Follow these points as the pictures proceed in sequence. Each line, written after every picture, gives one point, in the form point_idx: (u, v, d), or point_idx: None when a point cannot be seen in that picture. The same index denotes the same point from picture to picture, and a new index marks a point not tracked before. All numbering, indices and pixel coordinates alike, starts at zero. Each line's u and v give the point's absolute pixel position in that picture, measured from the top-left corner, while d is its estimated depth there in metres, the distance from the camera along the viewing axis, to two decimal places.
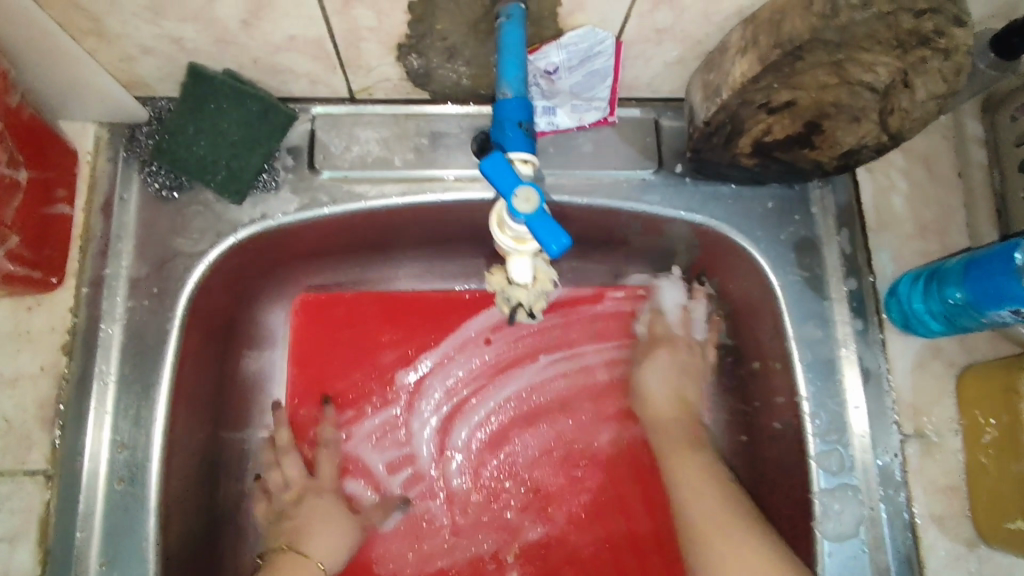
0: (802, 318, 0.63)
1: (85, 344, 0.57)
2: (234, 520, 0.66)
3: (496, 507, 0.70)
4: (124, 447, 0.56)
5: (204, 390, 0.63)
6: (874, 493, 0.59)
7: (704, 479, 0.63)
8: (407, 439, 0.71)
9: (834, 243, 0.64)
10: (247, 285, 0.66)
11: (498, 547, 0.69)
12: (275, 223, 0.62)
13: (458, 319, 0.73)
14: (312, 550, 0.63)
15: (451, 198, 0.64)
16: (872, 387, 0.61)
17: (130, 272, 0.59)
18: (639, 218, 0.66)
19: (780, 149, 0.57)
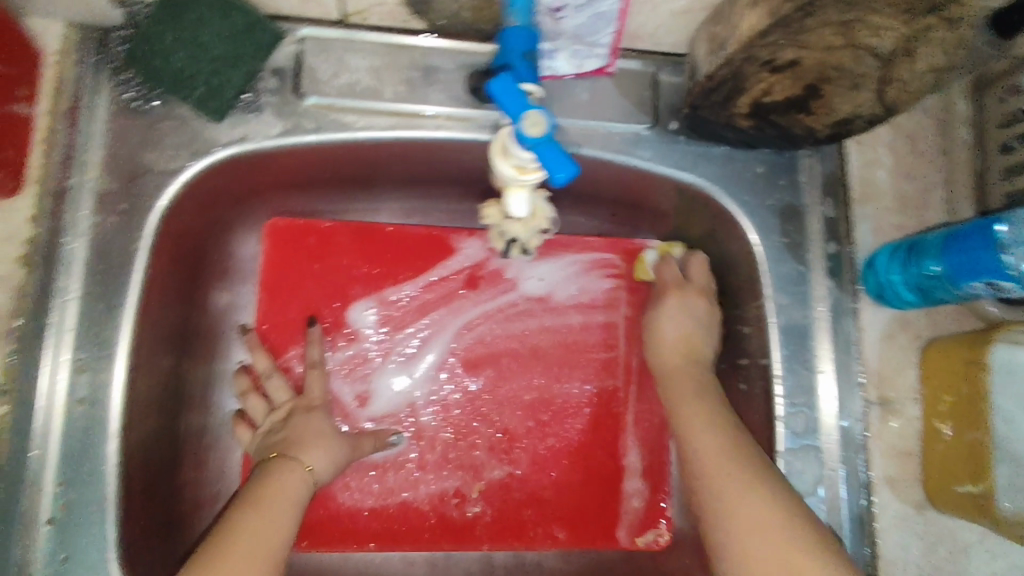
0: (781, 284, 0.63)
1: (45, 257, 0.53)
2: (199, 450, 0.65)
3: (464, 445, 0.69)
4: (85, 366, 0.53)
5: (173, 315, 0.61)
6: (835, 455, 0.61)
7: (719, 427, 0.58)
8: (381, 372, 0.69)
9: (817, 212, 0.65)
10: (221, 209, 0.64)
11: (463, 486, 0.68)
12: (254, 146, 0.59)
13: (436, 258, 0.71)
14: (307, 457, 0.59)
15: (442, 137, 0.62)
16: (842, 353, 0.62)
17: (97, 185, 0.55)
18: (630, 174, 0.65)
19: (778, 112, 0.58)
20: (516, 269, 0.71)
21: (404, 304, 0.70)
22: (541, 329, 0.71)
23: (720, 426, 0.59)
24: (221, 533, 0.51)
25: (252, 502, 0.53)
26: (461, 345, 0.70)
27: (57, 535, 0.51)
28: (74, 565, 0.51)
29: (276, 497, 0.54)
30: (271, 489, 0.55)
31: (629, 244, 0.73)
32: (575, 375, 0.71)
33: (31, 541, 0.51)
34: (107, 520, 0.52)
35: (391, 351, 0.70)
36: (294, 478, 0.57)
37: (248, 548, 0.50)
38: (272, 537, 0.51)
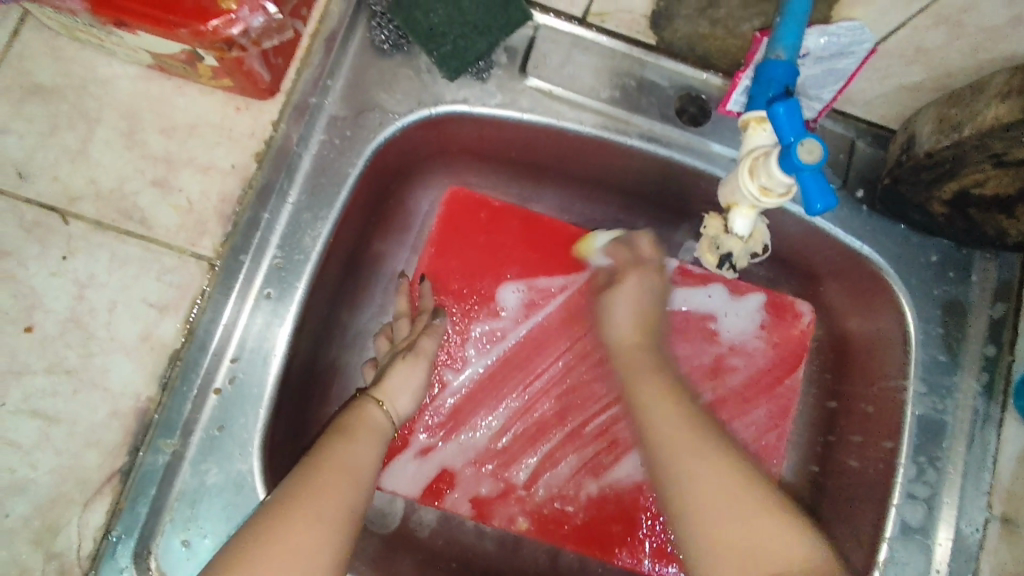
0: (929, 378, 0.63)
1: (275, 160, 0.59)
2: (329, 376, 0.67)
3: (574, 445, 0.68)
4: (282, 265, 0.58)
5: (349, 241, 0.65)
6: (943, 557, 0.60)
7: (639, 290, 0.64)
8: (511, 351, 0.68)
9: (982, 315, 0.64)
10: (415, 159, 0.68)
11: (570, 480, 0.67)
12: (472, 110, 0.63)
13: (588, 258, 0.69)
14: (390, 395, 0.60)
15: (639, 146, 0.65)
16: (976, 461, 0.62)
17: (333, 110, 0.61)
18: (800, 229, 0.66)
19: (979, 205, 0.57)
20: (661, 292, 0.69)
21: (547, 301, 0.69)
22: (673, 356, 0.68)
23: (651, 374, 0.60)
24: (316, 457, 0.53)
25: (339, 431, 0.56)
26: (591, 355, 0.69)
27: (221, 406, 0.55)
28: (226, 437, 0.54)
29: (361, 428, 0.57)
30: (355, 421, 0.57)
31: (778, 296, 0.70)
32: (698, 410, 0.68)
33: (199, 404, 0.55)
34: (260, 409, 0.55)
35: (520, 345, 0.68)
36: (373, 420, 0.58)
37: (341, 472, 0.52)
38: (359, 464, 0.54)
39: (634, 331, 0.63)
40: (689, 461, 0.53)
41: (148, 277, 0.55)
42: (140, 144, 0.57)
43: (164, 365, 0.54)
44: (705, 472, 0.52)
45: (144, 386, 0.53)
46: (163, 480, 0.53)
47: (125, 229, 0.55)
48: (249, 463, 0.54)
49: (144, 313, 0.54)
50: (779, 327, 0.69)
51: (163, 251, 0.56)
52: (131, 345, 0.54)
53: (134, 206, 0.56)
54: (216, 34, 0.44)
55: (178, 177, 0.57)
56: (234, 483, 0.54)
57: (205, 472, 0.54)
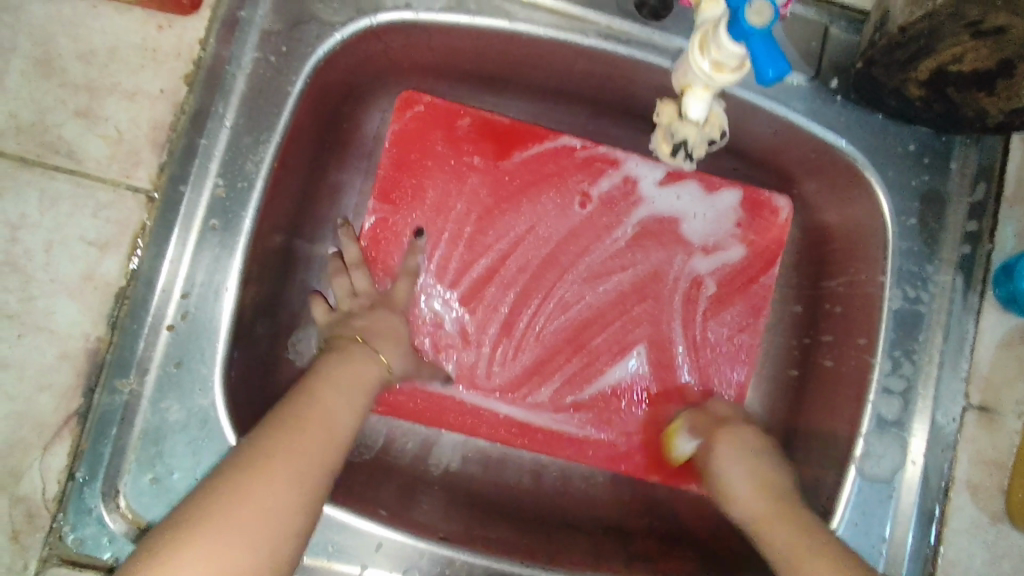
0: (905, 273, 0.61)
1: (206, 81, 0.55)
2: (294, 310, 0.65)
3: (557, 359, 0.68)
4: (225, 194, 0.54)
5: (299, 166, 0.61)
6: (919, 447, 0.60)
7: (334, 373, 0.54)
8: (483, 271, 0.68)
9: (962, 205, 0.62)
10: (364, 76, 0.64)
11: (535, 380, 0.68)
12: (416, 17, 0.59)
13: (557, 163, 0.67)
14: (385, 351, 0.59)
15: (601, 46, 0.60)
16: (953, 352, 0.61)
17: (264, 23, 0.56)
18: (770, 127, 0.63)
19: (958, 86, 0.55)
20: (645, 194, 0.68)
21: (513, 223, 0.67)
22: (650, 263, 0.68)
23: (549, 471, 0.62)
24: (286, 411, 0.49)
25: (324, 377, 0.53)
26: (557, 270, 0.68)
27: (177, 342, 0.53)
28: (184, 373, 0.53)
29: (350, 381, 0.54)
30: (346, 368, 0.54)
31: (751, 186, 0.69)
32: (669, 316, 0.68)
33: (152, 341, 0.52)
34: (216, 344, 0.53)
35: (486, 261, 0.67)
36: (367, 363, 0.56)
37: (319, 421, 0.49)
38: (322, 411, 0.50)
39: (352, 394, 0.53)
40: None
41: (84, 214, 0.52)
42: (57, 71, 0.53)
43: (111, 305, 0.52)
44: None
45: (93, 327, 0.52)
46: (124, 421, 0.52)
47: (52, 164, 0.52)
48: (210, 399, 0.53)
49: (84, 251, 0.52)
50: (755, 221, 0.68)
51: (97, 185, 0.53)
52: (74, 285, 0.52)
53: (59, 140, 0.53)
54: None
55: (103, 105, 0.53)
56: (198, 419, 0.52)
57: (166, 410, 0.52)
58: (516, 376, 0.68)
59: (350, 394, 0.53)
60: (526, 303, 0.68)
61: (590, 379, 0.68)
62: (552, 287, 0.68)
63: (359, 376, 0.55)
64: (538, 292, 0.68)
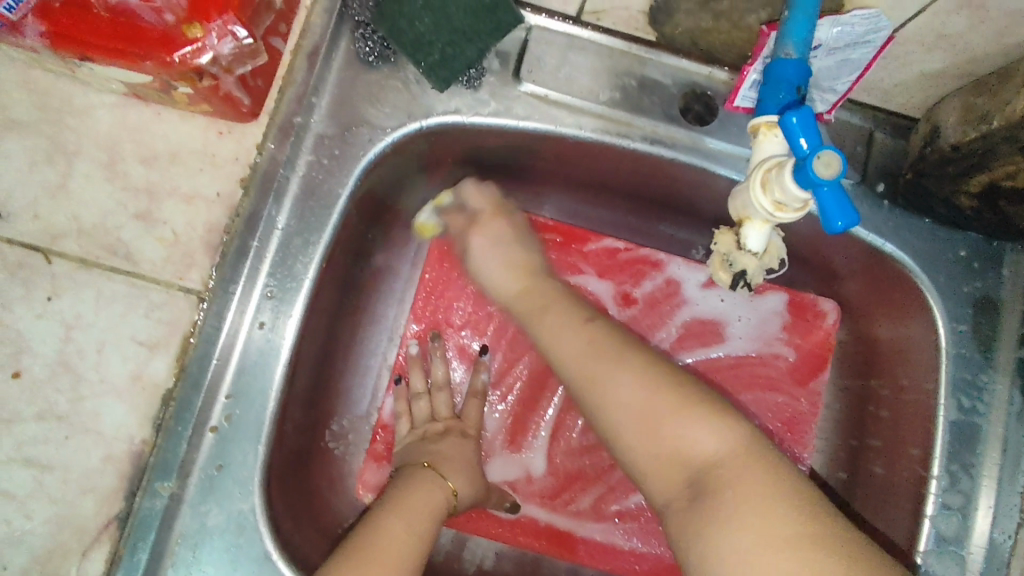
0: (962, 383, 0.59)
1: (261, 185, 0.56)
2: (334, 401, 0.65)
3: (601, 467, 0.67)
4: (274, 294, 0.55)
5: (344, 259, 0.62)
6: (980, 567, 0.57)
7: (403, 504, 0.54)
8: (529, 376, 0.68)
9: (1016, 312, 0.60)
10: (412, 172, 0.65)
11: (575, 487, 0.67)
12: (465, 120, 0.60)
13: (597, 265, 0.68)
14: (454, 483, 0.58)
15: (644, 150, 0.61)
16: (1013, 467, 0.58)
17: (319, 128, 0.58)
18: (817, 229, 0.62)
19: (1009, 199, 0.53)
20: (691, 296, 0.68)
21: None
22: (695, 367, 0.68)
23: (506, 247, 0.64)
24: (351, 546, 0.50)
25: (398, 506, 0.54)
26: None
27: (219, 444, 0.53)
28: (225, 477, 0.52)
29: (419, 509, 0.54)
30: (413, 498, 0.55)
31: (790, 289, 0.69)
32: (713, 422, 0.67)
33: (195, 444, 0.52)
34: (258, 445, 0.53)
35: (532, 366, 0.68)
36: (437, 491, 0.57)
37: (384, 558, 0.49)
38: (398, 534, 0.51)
39: (419, 528, 0.53)
40: (554, 335, 0.59)
41: (136, 314, 0.53)
42: (121, 175, 0.55)
43: (158, 407, 0.52)
44: (623, 416, 0.53)
45: (138, 429, 0.52)
46: (163, 526, 0.51)
47: (109, 265, 0.53)
48: (250, 502, 0.52)
49: (134, 352, 0.52)
50: (799, 326, 0.67)
51: (151, 286, 0.53)
52: (122, 387, 0.52)
53: (118, 241, 0.54)
54: (183, 63, 0.42)
55: (162, 209, 0.55)
56: (236, 524, 0.52)
57: (205, 514, 0.52)
58: (555, 483, 0.67)
59: (416, 527, 0.53)
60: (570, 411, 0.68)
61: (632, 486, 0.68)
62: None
63: (425, 504, 0.55)
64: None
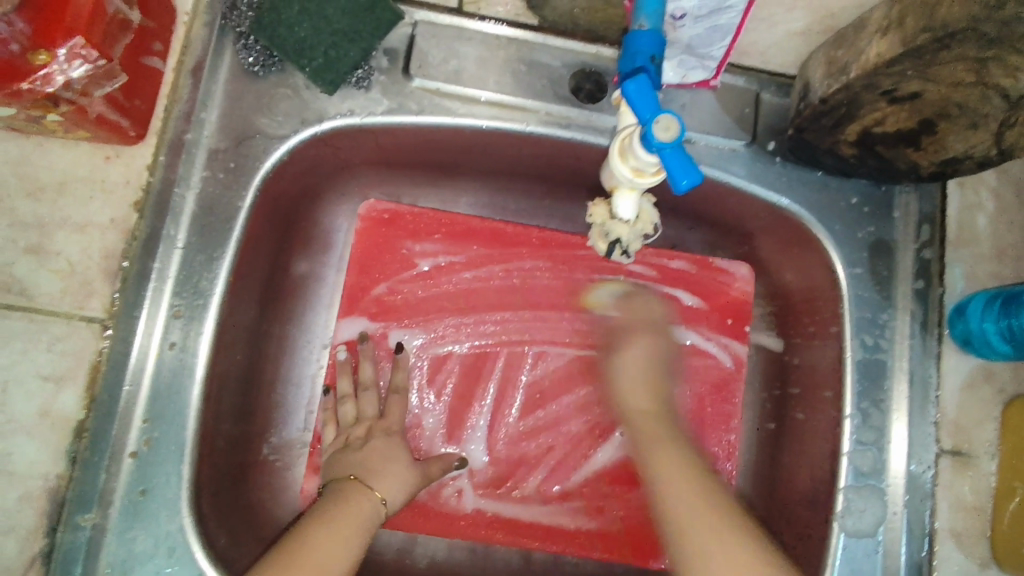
0: (863, 322, 0.62)
1: (156, 206, 0.56)
2: (264, 415, 0.65)
3: (544, 448, 0.68)
4: (182, 312, 0.55)
5: (259, 273, 0.62)
6: (898, 497, 0.59)
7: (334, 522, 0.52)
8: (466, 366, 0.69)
9: (910, 250, 0.63)
10: (320, 176, 0.65)
11: (519, 473, 0.68)
12: (359, 121, 0.60)
13: (516, 251, 0.69)
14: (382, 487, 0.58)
15: (540, 132, 0.62)
16: (920, 397, 0.60)
17: (211, 142, 0.58)
18: (719, 191, 0.64)
19: (885, 144, 0.56)
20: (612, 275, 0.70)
21: (482, 314, 0.69)
22: None
23: (650, 364, 0.64)
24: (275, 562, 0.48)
25: (325, 524, 0.52)
26: (529, 357, 0.69)
27: (140, 468, 0.53)
28: (149, 501, 0.52)
29: (347, 519, 0.53)
30: (346, 511, 0.54)
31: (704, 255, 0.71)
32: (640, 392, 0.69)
33: (114, 471, 0.52)
34: (181, 464, 0.53)
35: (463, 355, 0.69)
36: (365, 505, 0.56)
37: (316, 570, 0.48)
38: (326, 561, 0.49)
39: (351, 548, 0.52)
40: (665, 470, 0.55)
41: (37, 350, 0.52)
42: (6, 211, 0.53)
43: (70, 440, 0.51)
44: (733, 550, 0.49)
45: (52, 464, 0.51)
46: (89, 556, 0.51)
47: (4, 304, 0.52)
48: (178, 522, 0.52)
49: (40, 388, 0.51)
50: (716, 294, 0.70)
51: (50, 320, 0.52)
52: (32, 424, 0.51)
53: (10, 278, 0.52)
54: (35, 91, 0.42)
55: (54, 240, 0.53)
56: (166, 545, 0.52)
57: (133, 539, 0.52)
58: (497, 472, 0.67)
59: (348, 545, 0.51)
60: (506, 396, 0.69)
61: (574, 466, 0.68)
62: (525, 373, 0.69)
63: (358, 517, 0.54)
64: (512, 383, 0.69)
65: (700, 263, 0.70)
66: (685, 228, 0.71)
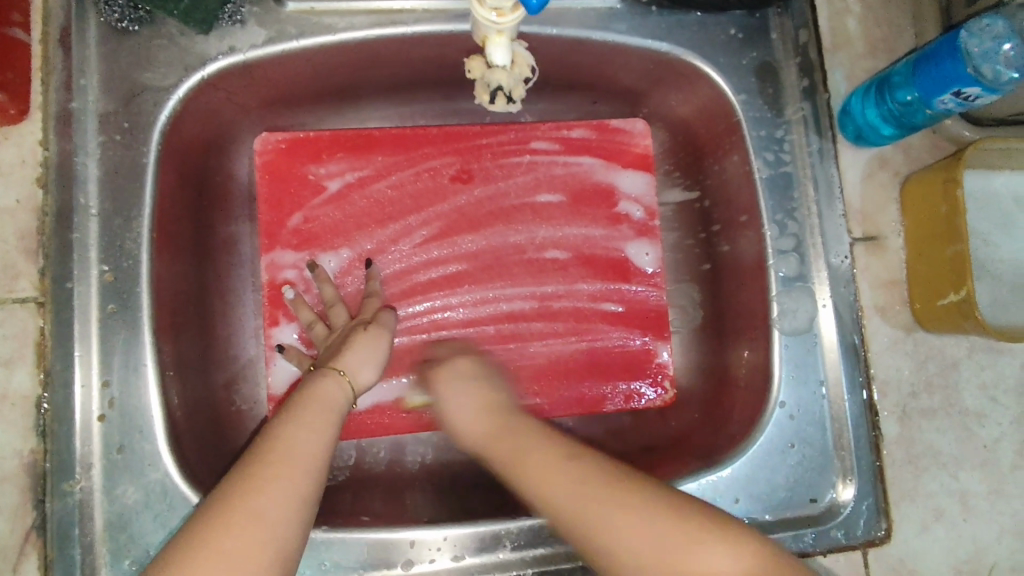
0: (761, 143, 0.65)
1: (59, 178, 0.56)
2: (226, 368, 0.66)
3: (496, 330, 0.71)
4: (114, 277, 0.56)
5: (183, 229, 0.62)
6: (825, 291, 0.64)
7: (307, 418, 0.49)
8: (399, 270, 0.71)
9: (792, 67, 0.66)
10: (220, 124, 0.65)
11: None
12: (244, 57, 0.60)
13: (424, 153, 0.71)
14: (345, 365, 0.57)
15: (422, 30, 0.62)
16: (825, 197, 0.65)
17: (99, 106, 0.57)
18: (608, 51, 0.66)
19: None
20: (522, 155, 0.72)
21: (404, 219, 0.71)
22: (541, 213, 0.72)
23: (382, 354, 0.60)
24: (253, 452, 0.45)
25: (291, 414, 0.49)
26: (454, 249, 0.71)
27: (112, 429, 0.54)
28: (131, 456, 0.54)
29: (315, 403, 0.51)
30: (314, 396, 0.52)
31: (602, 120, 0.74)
32: (563, 258, 0.72)
33: (87, 437, 0.54)
34: (151, 418, 0.55)
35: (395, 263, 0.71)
36: (330, 384, 0.54)
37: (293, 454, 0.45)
38: (308, 447, 0.46)
39: (324, 434, 0.48)
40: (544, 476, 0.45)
41: None
42: None
43: (35, 415, 0.55)
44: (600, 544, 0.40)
45: (25, 441, 0.54)
46: (83, 519, 0.53)
47: None
48: (162, 469, 0.54)
49: None
50: (614, 155, 0.73)
51: None
52: None
53: None
54: None
55: None
56: (157, 492, 0.54)
57: (123, 494, 0.54)
58: None
59: (322, 432, 0.48)
60: (443, 288, 0.71)
61: (526, 339, 0.71)
62: (452, 263, 0.71)
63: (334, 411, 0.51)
64: (451, 278, 0.71)
65: (596, 126, 0.73)
66: (585, 103, 0.74)
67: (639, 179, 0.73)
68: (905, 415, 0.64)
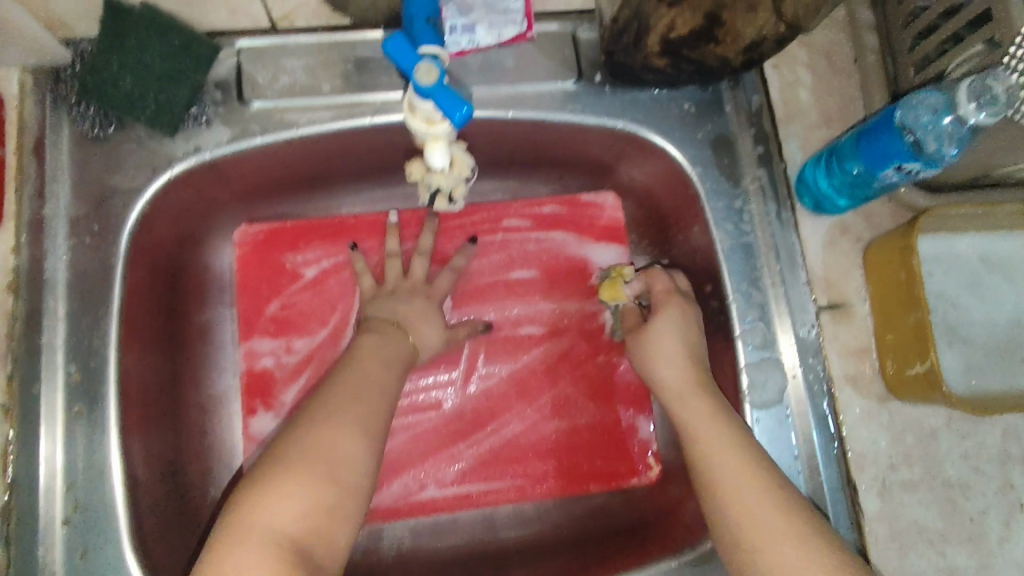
0: (721, 215, 0.66)
1: (27, 284, 0.57)
2: (198, 459, 0.66)
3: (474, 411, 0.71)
4: (80, 377, 0.57)
5: (155, 323, 0.64)
6: (793, 360, 0.63)
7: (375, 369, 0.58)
8: None
9: (748, 139, 0.67)
10: (195, 219, 0.67)
11: (450, 442, 0.70)
12: (209, 156, 0.62)
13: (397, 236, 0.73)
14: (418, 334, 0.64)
15: (382, 121, 0.64)
16: (788, 266, 0.65)
17: (70, 212, 0.60)
18: (567, 130, 0.68)
19: (687, 47, 0.60)
20: (496, 234, 0.74)
21: None
22: (517, 291, 0.73)
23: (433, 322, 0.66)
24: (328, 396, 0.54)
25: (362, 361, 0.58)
26: None
27: (75, 532, 0.55)
28: (93, 560, 0.54)
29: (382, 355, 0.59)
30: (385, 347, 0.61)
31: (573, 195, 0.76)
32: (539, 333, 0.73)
33: (50, 541, 0.55)
34: (116, 519, 0.55)
35: None
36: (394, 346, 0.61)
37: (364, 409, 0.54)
38: (374, 393, 0.56)
39: (384, 390, 0.57)
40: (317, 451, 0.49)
41: None
42: None
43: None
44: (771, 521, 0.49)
45: None
46: None
47: None
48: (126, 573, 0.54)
49: None
50: (585, 229, 0.74)
51: None
52: None
53: None
54: None
55: None
56: None
57: None
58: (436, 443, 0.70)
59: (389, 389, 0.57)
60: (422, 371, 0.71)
61: (505, 419, 0.71)
62: None
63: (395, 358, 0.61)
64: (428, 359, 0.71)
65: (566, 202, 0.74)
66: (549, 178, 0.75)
67: (612, 251, 0.74)
68: (886, 489, 0.61)
